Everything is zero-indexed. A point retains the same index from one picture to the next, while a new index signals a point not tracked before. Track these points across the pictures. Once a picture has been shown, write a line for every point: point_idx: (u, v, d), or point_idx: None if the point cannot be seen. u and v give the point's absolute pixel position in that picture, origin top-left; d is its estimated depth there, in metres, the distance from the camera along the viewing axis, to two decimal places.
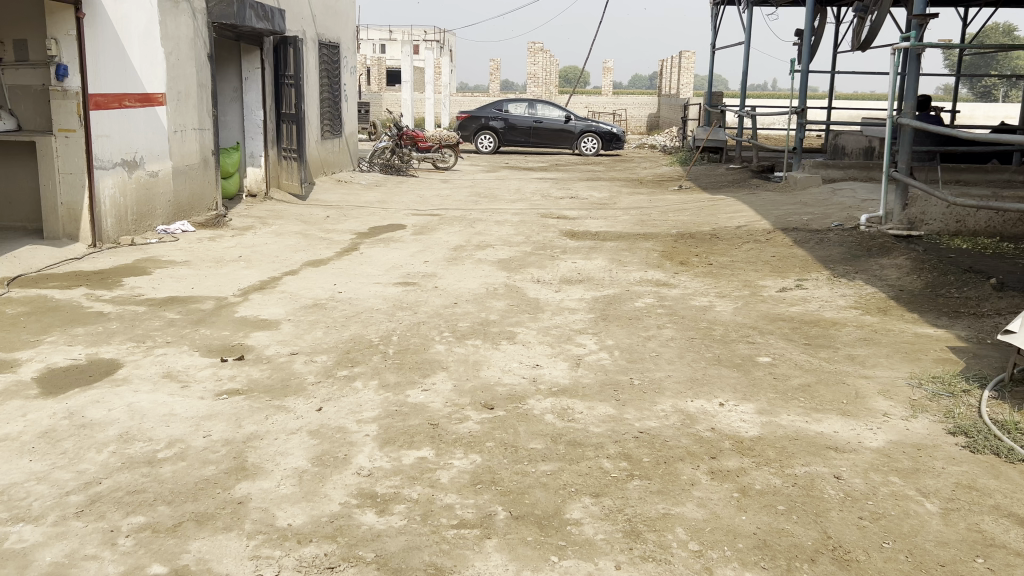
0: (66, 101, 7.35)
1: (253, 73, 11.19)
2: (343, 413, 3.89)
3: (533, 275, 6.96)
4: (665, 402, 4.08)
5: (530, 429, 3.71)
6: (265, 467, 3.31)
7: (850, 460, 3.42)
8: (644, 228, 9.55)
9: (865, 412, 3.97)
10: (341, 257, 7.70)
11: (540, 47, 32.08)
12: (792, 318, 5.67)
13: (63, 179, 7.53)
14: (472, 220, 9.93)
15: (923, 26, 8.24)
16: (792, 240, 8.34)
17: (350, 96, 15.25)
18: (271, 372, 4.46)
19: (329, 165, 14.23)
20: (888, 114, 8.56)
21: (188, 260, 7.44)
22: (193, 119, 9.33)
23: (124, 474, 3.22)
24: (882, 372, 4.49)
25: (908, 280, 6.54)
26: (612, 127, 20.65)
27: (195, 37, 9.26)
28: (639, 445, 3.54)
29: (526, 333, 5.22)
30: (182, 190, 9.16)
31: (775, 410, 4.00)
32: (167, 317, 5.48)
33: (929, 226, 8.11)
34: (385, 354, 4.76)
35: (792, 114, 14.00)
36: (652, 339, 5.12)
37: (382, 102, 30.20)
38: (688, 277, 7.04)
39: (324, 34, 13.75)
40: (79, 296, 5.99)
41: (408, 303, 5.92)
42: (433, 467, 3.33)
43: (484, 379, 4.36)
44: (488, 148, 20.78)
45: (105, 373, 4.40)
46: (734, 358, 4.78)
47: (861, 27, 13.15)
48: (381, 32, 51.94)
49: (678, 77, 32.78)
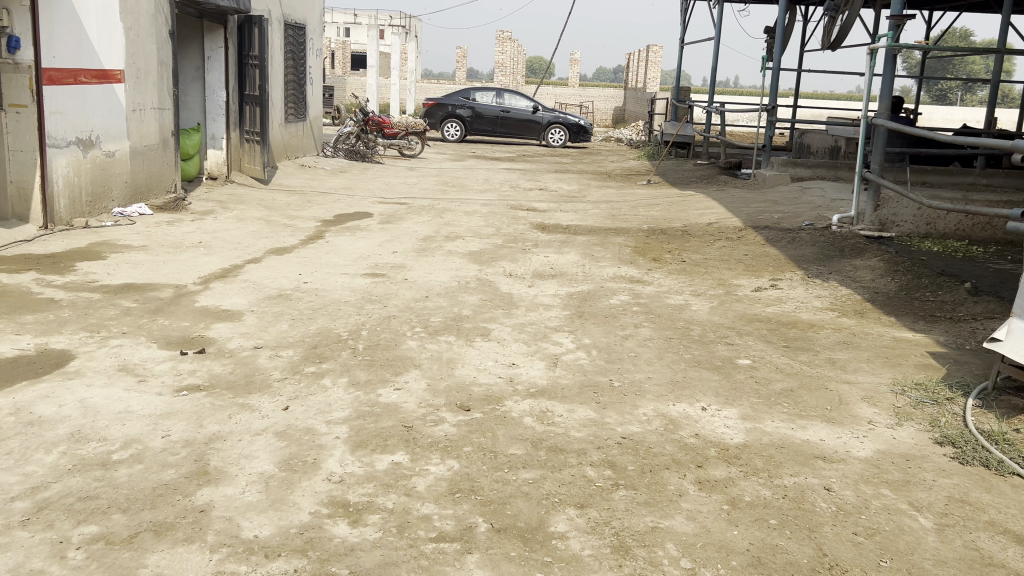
0: (17, 75, 7.04)
1: (216, 52, 10.86)
2: (312, 413, 3.69)
3: (504, 268, 6.79)
4: (646, 406, 3.95)
5: (510, 432, 3.55)
6: (229, 472, 3.11)
7: (839, 471, 3.33)
8: (615, 222, 9.44)
9: (850, 420, 3.88)
10: (306, 245, 7.46)
11: (508, 36, 31.87)
12: (769, 319, 5.58)
13: (13, 157, 7.22)
14: (440, 210, 9.72)
15: (900, 26, 8.19)
16: (763, 238, 8.29)
17: (315, 79, 14.91)
18: (235, 366, 4.25)
19: (292, 149, 13.90)
20: (863, 114, 8.52)
21: (146, 244, 7.15)
22: (153, 97, 8.98)
23: (75, 477, 3.00)
24: (865, 378, 4.41)
25: (882, 282, 6.50)
26: (579, 119, 20.58)
27: (157, 13, 8.90)
28: (623, 452, 3.40)
29: (500, 329, 5.06)
30: (141, 171, 8.82)
31: (758, 415, 3.89)
32: (122, 306, 5.21)
33: (900, 227, 8.11)
34: (355, 349, 4.56)
35: (762, 111, 13.96)
36: (630, 339, 4.99)
37: (346, 85, 29.76)
38: (662, 274, 6.93)
39: (290, 15, 13.36)
40: (28, 281, 5.69)
41: (378, 296, 5.71)
42: (408, 474, 3.15)
43: (459, 378, 4.18)
44: (454, 136, 20.52)
45: (55, 365, 4.14)
46: (714, 360, 4.67)
47: (831, 27, 13.15)
48: (346, 15, 51.22)
49: (645, 71, 32.75)
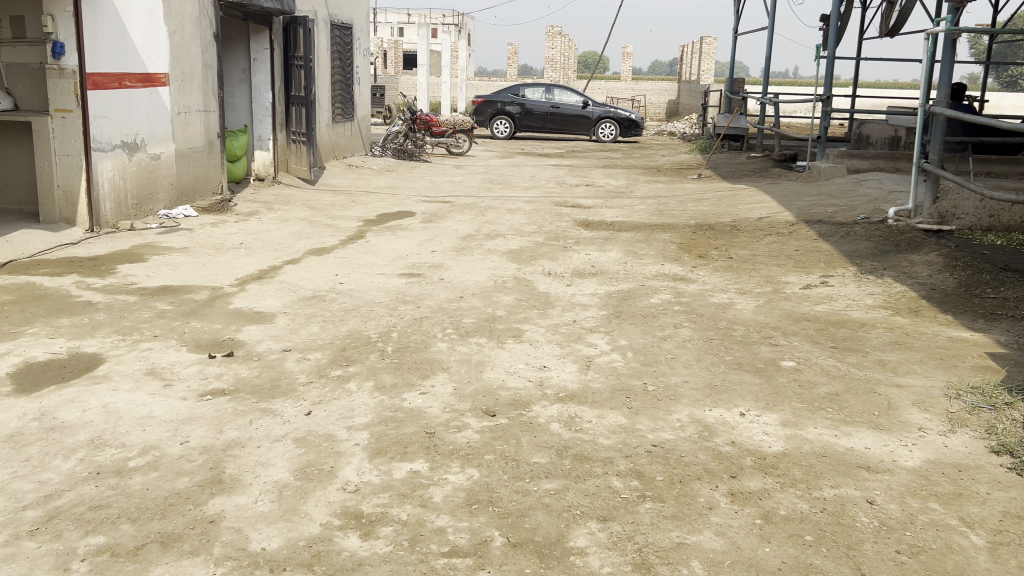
0: (63, 81, 7.12)
1: (262, 54, 10.88)
2: (334, 418, 3.61)
3: (544, 267, 6.66)
4: (681, 411, 3.77)
5: (535, 439, 3.42)
6: (243, 481, 3.04)
7: (884, 482, 3.12)
8: (661, 218, 9.21)
9: (898, 426, 3.65)
10: (346, 245, 7.42)
11: (559, 32, 31.67)
12: (818, 319, 5.33)
13: (60, 161, 7.29)
14: (484, 209, 9.61)
15: (960, 9, 7.81)
16: (816, 233, 7.99)
17: (362, 79, 14.94)
18: (262, 370, 4.19)
19: (340, 150, 13.95)
20: (921, 102, 8.14)
21: (187, 246, 7.19)
22: (197, 100, 9.04)
23: (89, 486, 2.96)
24: (916, 381, 4.15)
25: (941, 278, 6.18)
26: (630, 114, 20.33)
27: (201, 16, 8.97)
28: (652, 462, 3.24)
29: (533, 330, 4.93)
30: (186, 174, 8.90)
31: (800, 421, 3.69)
32: (157, 309, 5.21)
33: (960, 220, 7.73)
34: (383, 352, 4.48)
35: (818, 101, 13.51)
36: (668, 340, 4.82)
37: (398, 85, 29.91)
38: (707, 272, 6.72)
39: (336, 16, 13.41)
40: (69, 284, 5.75)
41: (412, 296, 5.63)
42: (426, 483, 3.05)
43: (487, 383, 4.06)
44: (504, 133, 20.40)
45: (84, 369, 4.14)
46: (756, 362, 4.47)
47: (890, 13, 12.68)
48: (399, 15, 51.69)
49: (699, 63, 32.20)
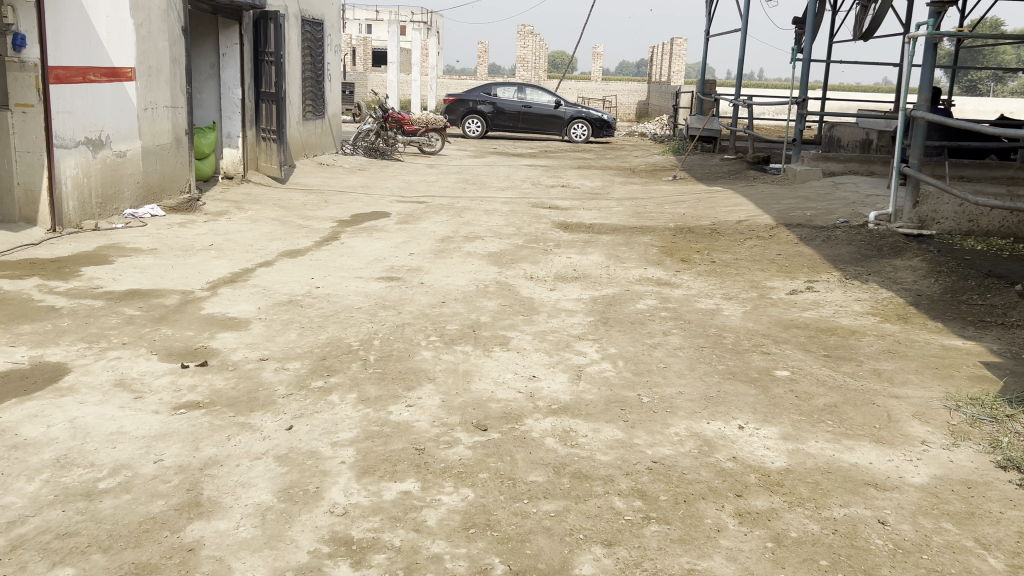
0: (24, 74, 6.82)
1: (231, 49, 10.73)
2: (317, 433, 3.43)
3: (526, 270, 6.51)
4: (678, 425, 3.64)
5: (530, 456, 3.27)
6: (223, 503, 2.85)
7: (894, 501, 3.01)
8: (640, 221, 9.12)
9: (901, 440, 3.55)
10: (320, 247, 7.22)
11: (530, 30, 31.53)
12: (807, 326, 5.24)
13: (20, 159, 7.00)
14: (460, 210, 9.44)
15: (941, 13, 7.79)
16: (796, 237, 7.93)
17: (333, 76, 14.68)
18: (238, 381, 3.99)
19: (312, 147, 13.74)
20: (901, 106, 8.09)
21: (155, 247, 6.93)
22: (164, 96, 8.76)
23: (55, 511, 2.75)
24: (914, 393, 4.06)
25: (926, 284, 6.13)
26: (602, 114, 20.26)
27: (168, 9, 8.69)
28: (654, 480, 3.11)
29: (520, 338, 4.77)
30: (153, 171, 8.61)
31: (800, 435, 3.58)
32: (126, 314, 4.98)
33: (940, 225, 7.70)
34: (366, 361, 4.30)
35: (792, 104, 13.44)
36: (659, 348, 4.69)
37: (367, 82, 29.60)
38: (691, 276, 6.61)
39: (307, 11, 13.14)
40: (30, 288, 5.48)
41: (392, 301, 5.45)
42: (419, 505, 2.88)
43: (476, 395, 3.89)
44: (475, 133, 20.22)
45: (48, 381, 3.91)
46: (750, 371, 4.35)
47: (863, 17, 12.71)
48: (368, 12, 51.34)
49: (669, 64, 32.26)
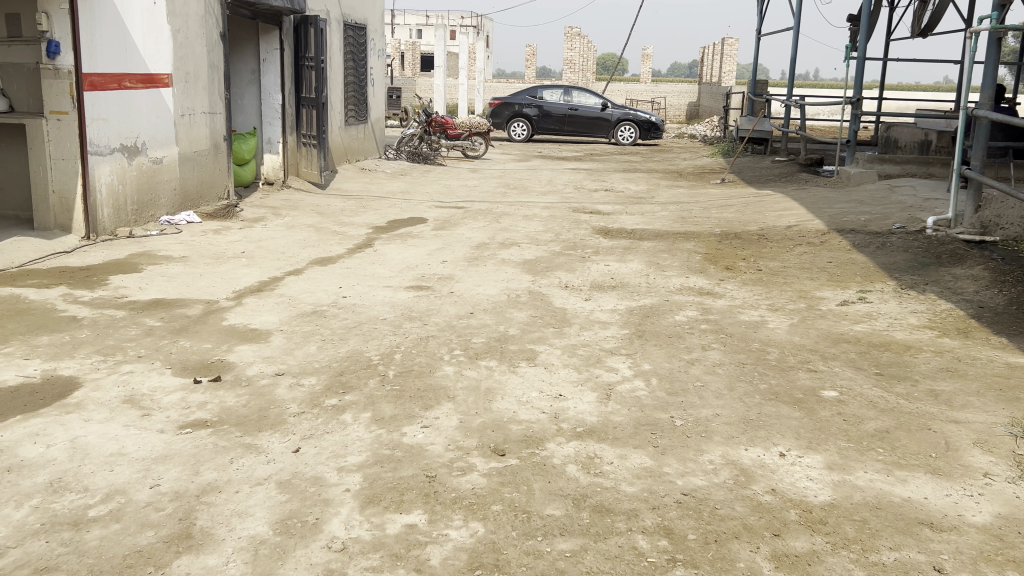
0: (58, 81, 6.78)
1: (271, 55, 10.59)
2: (324, 457, 3.23)
3: (561, 279, 6.26)
4: (713, 451, 3.37)
5: (548, 486, 3.02)
6: (216, 535, 2.67)
7: (952, 545, 2.69)
8: (684, 226, 8.80)
9: (960, 471, 3.22)
10: (353, 254, 7.07)
11: (577, 32, 31.27)
12: (858, 340, 4.89)
13: (55, 166, 6.97)
14: (499, 215, 9.24)
15: (1006, 6, 7.34)
16: (849, 243, 7.54)
17: (377, 81, 14.62)
18: (250, 399, 3.81)
19: (353, 152, 13.62)
20: (962, 106, 7.63)
21: (186, 255, 6.85)
22: (203, 102, 8.71)
23: (39, 542, 2.60)
24: (975, 417, 3.71)
25: (989, 294, 5.73)
26: (650, 116, 19.86)
27: (206, 15, 8.64)
28: (683, 515, 2.84)
29: (548, 352, 4.53)
30: (191, 178, 8.58)
31: (848, 464, 3.28)
32: (146, 325, 4.86)
33: (1004, 231, 7.13)
34: (384, 377, 4.09)
35: (847, 104, 12.89)
36: (696, 364, 4.40)
37: (414, 87, 29.65)
38: (735, 285, 6.30)
39: (349, 15, 13.07)
40: (56, 297, 5.41)
41: (419, 312, 5.25)
42: (423, 540, 2.66)
43: (497, 415, 3.66)
44: (521, 136, 20.01)
45: (57, 396, 3.79)
46: (794, 392, 4.04)
47: (922, 12, 12.15)
48: (418, 17, 51.71)
49: (720, 65, 31.67)
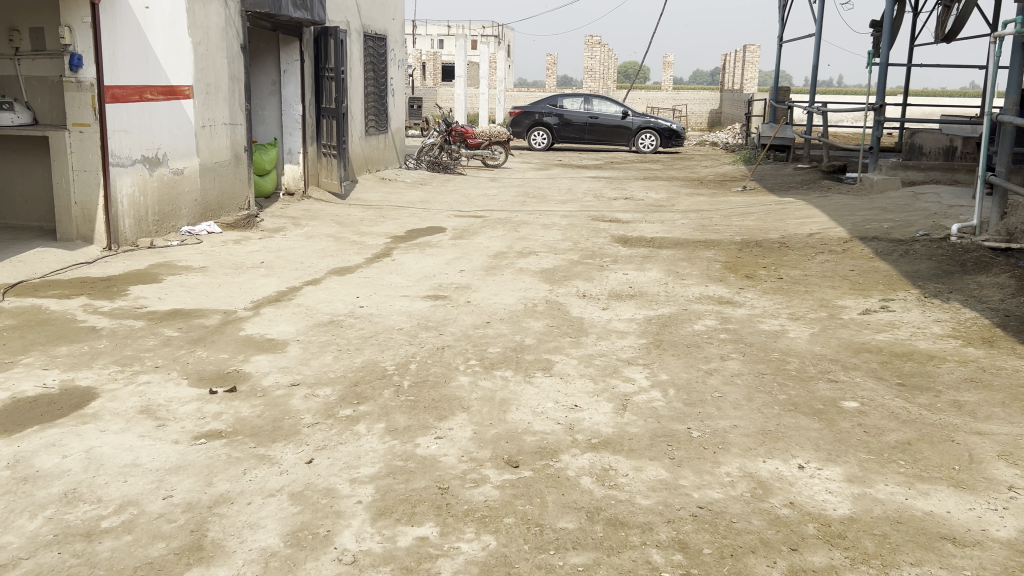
0: (81, 94, 6.86)
1: (292, 66, 10.66)
2: (337, 468, 3.22)
3: (579, 288, 6.23)
4: (730, 463, 3.32)
5: (562, 498, 2.99)
6: (227, 547, 2.66)
7: (975, 560, 2.63)
8: (704, 234, 8.74)
9: (984, 485, 3.15)
10: (371, 264, 7.08)
11: (597, 41, 31.27)
12: (880, 350, 4.82)
13: (78, 178, 7.04)
14: (517, 224, 9.22)
15: None
16: (871, 251, 7.45)
17: (397, 91, 14.66)
18: (265, 409, 3.81)
19: (373, 162, 13.67)
20: (986, 111, 7.52)
21: (206, 265, 6.88)
22: (223, 113, 8.78)
23: (51, 553, 2.60)
24: (1000, 429, 3.63)
25: (1014, 303, 5.63)
26: (671, 124, 19.78)
27: (227, 27, 8.72)
28: (698, 529, 2.80)
29: (565, 362, 4.49)
30: (211, 189, 8.63)
31: (868, 477, 3.22)
32: (163, 335, 4.88)
33: None
34: (399, 388, 4.08)
35: (870, 110, 12.78)
36: (714, 375, 4.35)
37: (435, 96, 29.77)
38: (755, 294, 6.23)
39: (370, 26, 13.14)
40: (76, 308, 5.45)
41: (435, 321, 5.23)
42: (434, 554, 2.63)
43: (511, 426, 3.63)
44: (541, 145, 20.01)
45: (74, 406, 3.81)
46: (814, 403, 3.97)
47: (946, 17, 12.02)
48: (439, 27, 51.96)
49: (742, 71, 31.50)
